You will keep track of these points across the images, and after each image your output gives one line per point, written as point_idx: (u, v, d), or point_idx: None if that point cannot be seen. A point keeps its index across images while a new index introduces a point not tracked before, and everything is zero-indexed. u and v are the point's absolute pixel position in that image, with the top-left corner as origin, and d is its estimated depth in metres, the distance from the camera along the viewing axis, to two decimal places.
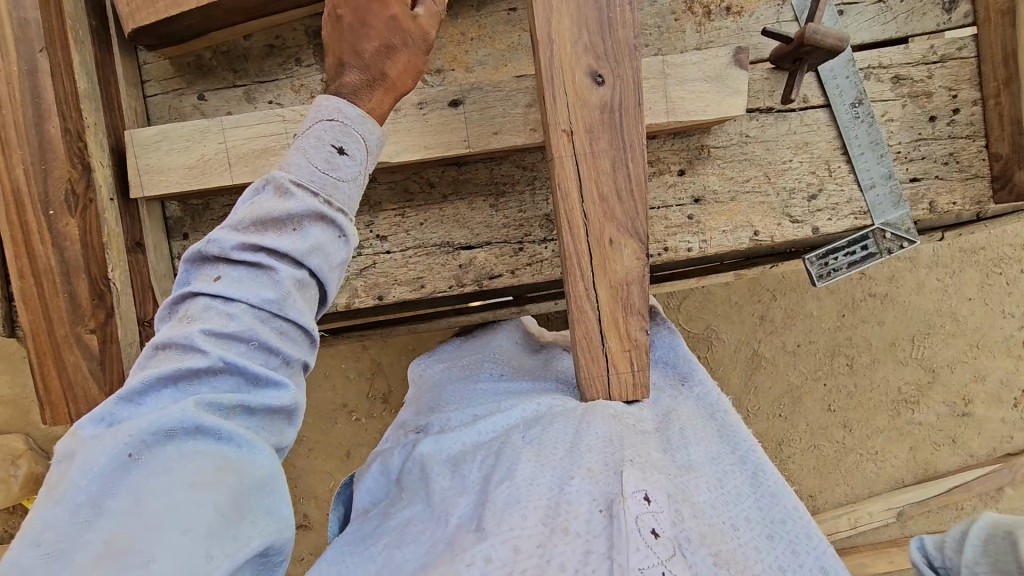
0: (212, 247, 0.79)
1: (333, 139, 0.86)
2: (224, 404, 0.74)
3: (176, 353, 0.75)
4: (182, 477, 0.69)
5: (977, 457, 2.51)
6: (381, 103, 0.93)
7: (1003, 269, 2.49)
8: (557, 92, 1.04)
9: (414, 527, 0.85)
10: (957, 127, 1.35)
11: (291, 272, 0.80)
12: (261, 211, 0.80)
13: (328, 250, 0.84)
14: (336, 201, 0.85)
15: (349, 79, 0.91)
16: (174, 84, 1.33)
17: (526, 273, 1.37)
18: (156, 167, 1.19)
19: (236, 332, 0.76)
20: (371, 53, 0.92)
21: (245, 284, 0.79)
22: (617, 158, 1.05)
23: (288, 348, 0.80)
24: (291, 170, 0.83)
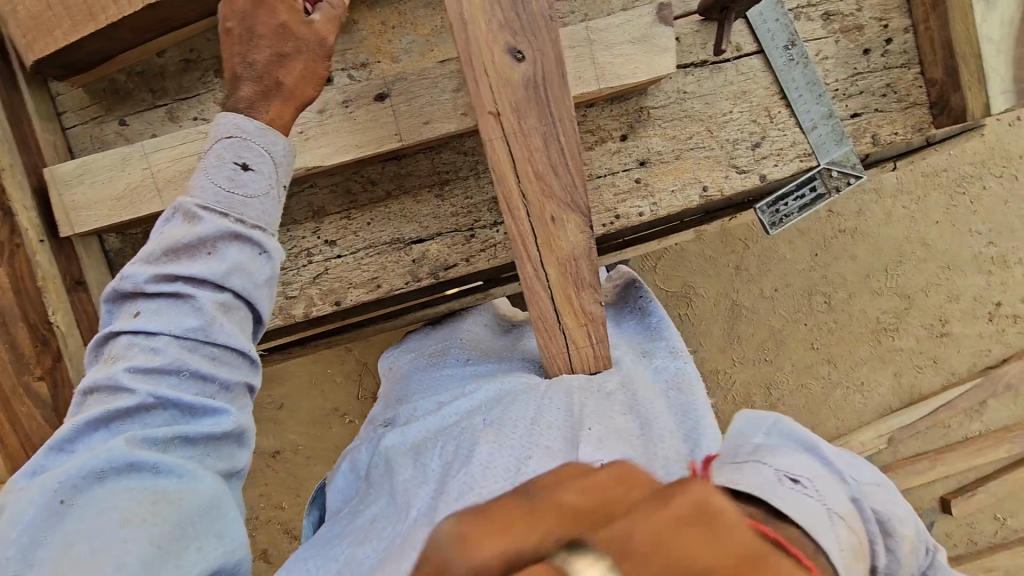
0: (127, 284, 0.79)
1: (235, 156, 0.85)
2: (159, 438, 0.75)
3: (104, 395, 0.76)
4: (115, 515, 0.70)
5: (959, 374, 2.57)
6: (280, 112, 0.90)
7: (966, 188, 2.53)
8: (477, 73, 1.01)
9: (379, 524, 0.84)
10: (891, 56, 1.34)
11: (212, 296, 0.80)
12: (170, 240, 0.80)
13: (250, 269, 0.83)
14: (250, 219, 0.84)
15: (243, 93, 0.88)
16: (91, 113, 1.28)
17: (481, 259, 1.35)
18: (83, 203, 1.15)
19: (162, 365, 0.76)
20: (264, 64, 0.89)
21: (166, 315, 0.78)
22: (548, 134, 1.03)
23: (223, 372, 0.80)
24: (196, 195, 0.83)
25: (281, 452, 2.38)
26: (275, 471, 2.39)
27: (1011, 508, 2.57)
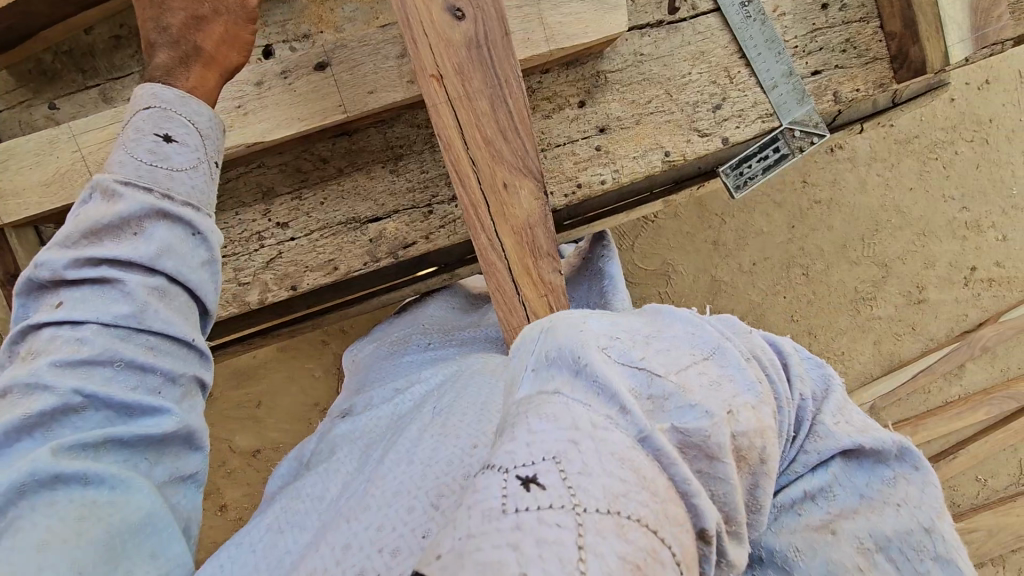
0: (44, 271, 0.72)
1: (155, 128, 0.78)
2: (90, 442, 0.67)
3: (19, 397, 0.67)
4: (31, 538, 0.59)
5: (937, 340, 2.57)
6: (202, 79, 0.84)
7: (938, 154, 2.53)
8: (416, 35, 0.97)
9: (298, 509, 0.79)
10: (849, 11, 1.31)
11: (143, 280, 0.74)
12: (88, 221, 0.73)
13: (182, 251, 0.77)
14: (178, 194, 0.78)
15: (159, 60, 0.82)
16: (18, 97, 1.21)
17: (440, 235, 1.31)
18: (11, 190, 1.09)
19: (91, 356, 0.69)
20: (179, 28, 0.83)
21: (91, 303, 0.72)
22: (495, 96, 0.99)
23: (163, 362, 0.74)
24: (115, 171, 0.75)
25: (262, 450, 2.30)
26: (255, 470, 2.32)
27: (992, 470, 2.58)
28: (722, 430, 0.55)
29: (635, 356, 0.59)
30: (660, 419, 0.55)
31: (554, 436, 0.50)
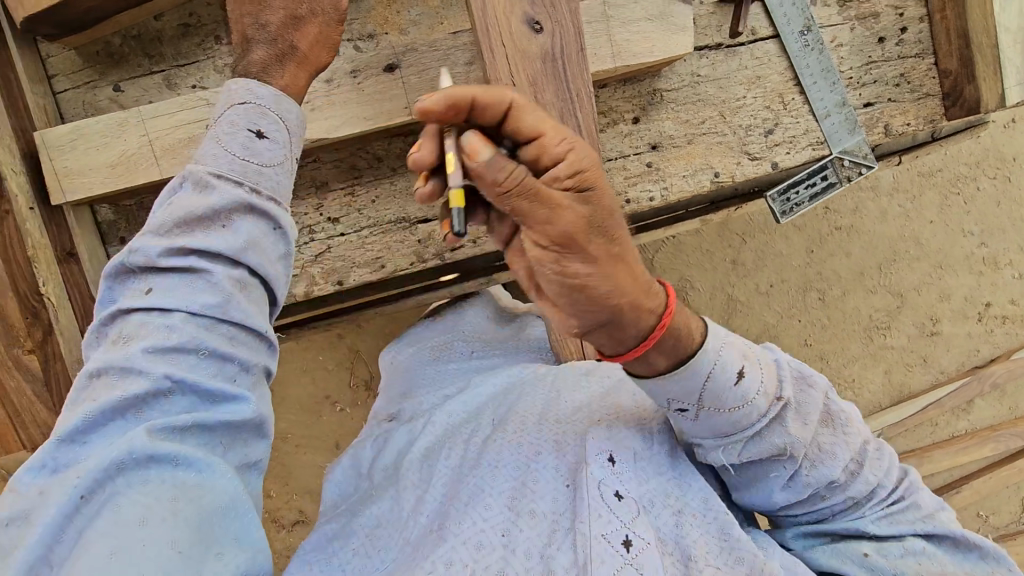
0: (137, 257, 0.75)
1: (249, 124, 0.82)
2: (178, 426, 0.71)
3: (114, 379, 0.71)
4: (134, 514, 0.64)
5: (948, 373, 2.58)
6: (294, 77, 0.88)
7: (960, 189, 2.55)
8: (494, 44, 0.98)
9: (382, 532, 0.86)
10: (905, 46, 1.33)
11: (228, 272, 0.77)
12: (182, 211, 0.76)
13: (264, 246, 0.81)
14: (265, 189, 0.82)
15: (257, 56, 0.86)
16: (84, 77, 1.22)
17: (488, 240, 1.33)
18: (76, 169, 1.10)
19: (181, 344, 0.73)
20: (278, 26, 0.88)
21: (180, 292, 0.75)
22: (566, 110, 1.01)
23: (242, 352, 0.77)
24: (208, 163, 0.79)
25: None
26: None
27: (994, 507, 2.58)
28: (792, 428, 0.81)
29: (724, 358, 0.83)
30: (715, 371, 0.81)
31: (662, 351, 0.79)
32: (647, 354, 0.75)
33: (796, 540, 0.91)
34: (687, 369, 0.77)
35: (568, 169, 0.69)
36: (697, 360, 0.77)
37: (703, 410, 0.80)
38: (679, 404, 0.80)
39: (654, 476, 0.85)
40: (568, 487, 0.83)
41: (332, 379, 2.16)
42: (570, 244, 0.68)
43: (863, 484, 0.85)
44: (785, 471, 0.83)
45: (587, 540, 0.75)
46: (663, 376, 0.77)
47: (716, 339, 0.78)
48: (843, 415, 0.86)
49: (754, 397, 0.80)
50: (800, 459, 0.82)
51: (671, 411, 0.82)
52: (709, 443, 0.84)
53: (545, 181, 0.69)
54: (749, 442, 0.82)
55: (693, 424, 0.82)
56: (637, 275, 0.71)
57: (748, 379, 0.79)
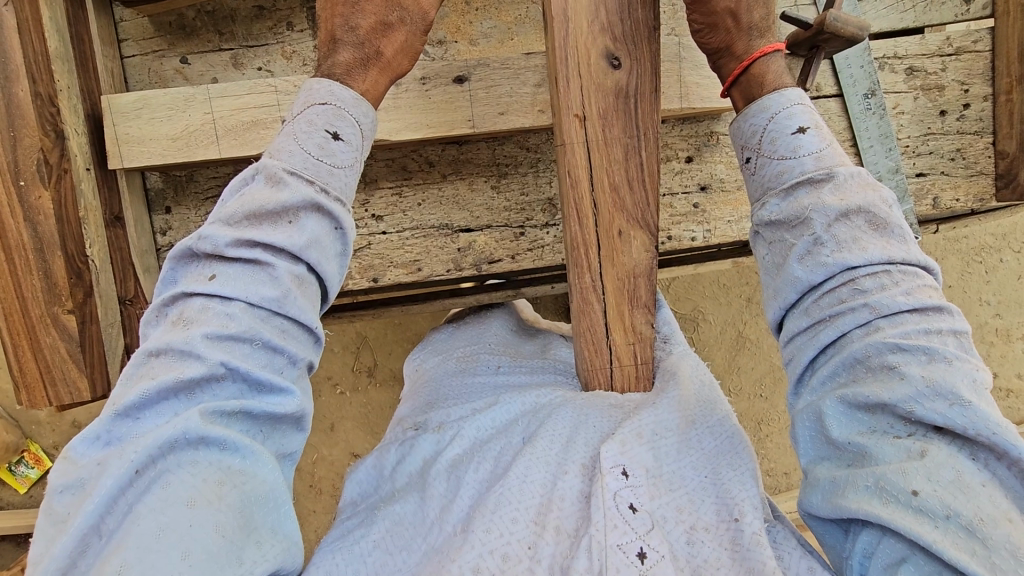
0: (204, 244, 0.76)
1: (326, 124, 0.84)
2: (228, 411, 0.72)
3: (173, 360, 0.72)
4: (182, 494, 0.68)
5: None
6: (375, 82, 0.92)
7: (982, 258, 2.41)
8: (570, 73, 0.99)
9: (403, 532, 0.88)
10: (966, 122, 1.33)
11: (289, 268, 0.78)
12: (253, 203, 0.78)
13: (325, 244, 0.82)
14: (333, 190, 0.83)
15: (342, 58, 0.90)
16: (154, 45, 1.23)
17: (526, 258, 1.33)
18: (138, 137, 1.12)
19: (237, 332, 0.73)
20: (367, 30, 0.91)
21: (241, 281, 0.76)
22: (630, 146, 1.02)
23: (291, 346, 0.78)
24: (283, 159, 0.81)
25: None
26: None
27: None
28: (827, 196, 0.84)
29: (820, 142, 0.89)
30: (791, 139, 0.89)
31: (760, 116, 0.93)
32: (724, 58, 1.01)
33: (832, 418, 0.78)
34: (756, 106, 0.93)
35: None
36: (767, 101, 0.92)
37: (761, 158, 0.92)
38: (748, 152, 0.95)
39: (669, 492, 0.86)
40: (584, 499, 0.85)
41: (336, 363, 2.14)
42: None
43: (892, 300, 0.78)
44: (803, 238, 0.85)
45: (603, 550, 0.77)
46: (743, 114, 0.95)
47: (792, 95, 0.91)
48: (899, 225, 0.83)
49: (803, 154, 0.88)
50: (822, 226, 0.83)
51: (742, 164, 0.97)
52: (755, 204, 0.93)
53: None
54: (780, 196, 0.88)
55: (751, 180, 0.95)
56: (743, 8, 0.97)
57: (807, 138, 0.89)
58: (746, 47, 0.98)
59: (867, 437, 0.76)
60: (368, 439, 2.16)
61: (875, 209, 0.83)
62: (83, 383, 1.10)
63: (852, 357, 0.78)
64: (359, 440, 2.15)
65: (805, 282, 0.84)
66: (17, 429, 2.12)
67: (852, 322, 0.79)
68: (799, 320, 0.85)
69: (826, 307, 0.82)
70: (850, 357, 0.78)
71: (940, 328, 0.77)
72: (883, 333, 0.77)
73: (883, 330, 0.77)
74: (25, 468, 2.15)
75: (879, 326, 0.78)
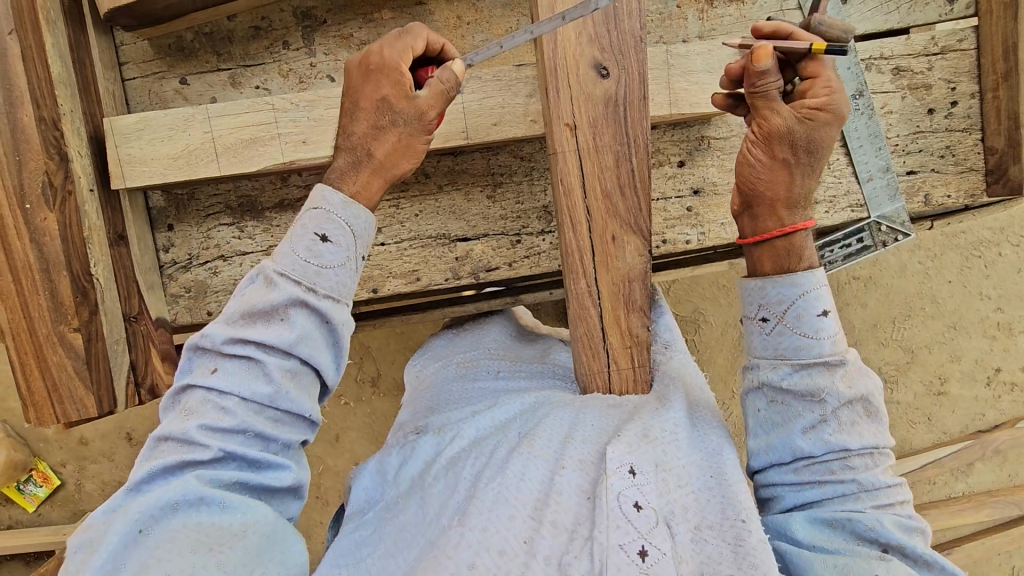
0: (206, 341, 0.81)
1: (316, 226, 0.85)
2: (226, 481, 0.77)
3: (176, 444, 0.78)
4: (186, 543, 0.72)
5: (951, 435, 2.44)
6: (367, 184, 0.92)
7: (982, 252, 2.39)
8: (560, 84, 1.02)
9: (408, 534, 0.89)
10: (954, 119, 1.35)
11: (281, 364, 0.81)
12: (248, 305, 0.81)
13: (318, 339, 0.84)
14: (322, 288, 0.84)
15: (339, 163, 0.93)
16: (153, 67, 1.26)
17: (523, 265, 1.35)
18: (140, 157, 1.14)
19: (231, 425, 0.78)
20: (361, 135, 0.93)
21: (237, 377, 0.80)
22: (621, 152, 1.04)
23: (285, 433, 0.82)
24: (277, 261, 0.83)
25: None
26: None
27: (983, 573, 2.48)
28: (839, 382, 0.88)
29: (836, 327, 0.91)
30: (818, 322, 0.90)
31: (789, 291, 0.91)
32: (761, 208, 0.96)
33: (797, 524, 0.90)
34: (789, 280, 0.91)
35: (811, 108, 0.92)
36: (800, 277, 0.91)
37: (781, 325, 0.92)
38: (764, 313, 0.93)
39: (676, 490, 0.87)
40: (583, 495, 0.86)
41: None
42: (769, 142, 0.94)
43: (873, 478, 0.88)
44: (811, 414, 0.89)
45: (605, 551, 0.78)
46: (770, 278, 0.93)
47: (822, 278, 0.91)
48: (886, 414, 0.91)
49: (823, 337, 0.90)
50: (830, 408, 0.89)
51: (753, 322, 0.95)
52: (764, 363, 0.94)
53: (789, 106, 0.94)
54: (794, 368, 0.90)
55: (760, 338, 0.94)
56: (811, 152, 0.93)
57: (829, 321, 0.90)
58: (787, 209, 0.95)
59: (832, 542, 0.87)
60: (373, 448, 2.17)
61: (872, 398, 0.90)
62: (90, 400, 1.13)
63: (830, 506, 0.88)
64: (364, 449, 2.16)
65: (802, 451, 0.90)
66: (25, 447, 2.14)
67: (835, 488, 0.88)
68: (785, 474, 0.92)
69: (815, 472, 0.90)
70: (832, 508, 0.88)
71: (898, 493, 0.90)
72: (859, 500, 0.88)
73: (860, 499, 0.88)
74: (33, 487, 2.17)
75: (857, 496, 0.88)
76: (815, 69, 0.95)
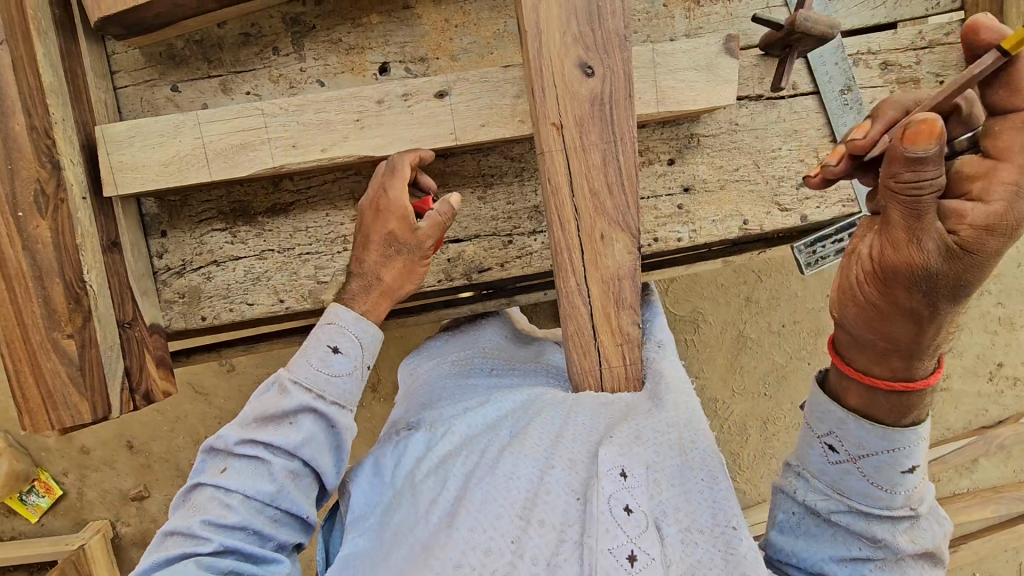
0: (221, 442, 0.92)
1: (329, 340, 0.98)
2: (221, 569, 0.85)
3: (182, 539, 0.87)
4: None
5: (953, 430, 2.42)
6: (376, 303, 1.04)
7: None
8: (546, 84, 1.02)
9: (405, 534, 0.89)
10: None
11: (286, 464, 0.91)
12: (262, 410, 0.92)
13: (321, 440, 0.94)
14: (330, 395, 0.96)
15: (352, 287, 1.04)
16: (145, 75, 1.27)
17: (515, 266, 1.36)
18: (131, 164, 1.15)
19: (234, 522, 0.87)
20: (372, 262, 1.05)
21: (246, 476, 0.90)
22: (608, 151, 1.04)
23: (280, 531, 0.92)
24: (291, 370, 0.95)
25: None
26: None
27: (989, 569, 2.46)
28: (900, 536, 0.87)
29: (915, 481, 0.86)
30: (896, 475, 0.85)
31: (874, 439, 0.85)
32: (865, 358, 0.81)
33: None
34: (878, 431, 0.84)
35: (975, 230, 0.66)
36: (895, 433, 0.83)
37: (852, 466, 0.88)
38: (836, 442, 0.88)
39: (669, 488, 0.87)
40: (572, 493, 0.86)
41: None
42: (892, 280, 0.72)
43: None
44: (860, 551, 0.89)
45: (594, 554, 0.79)
46: (852, 412, 0.86)
47: (923, 434, 0.83)
48: (940, 559, 0.90)
49: (898, 492, 0.86)
50: (882, 553, 0.88)
51: (823, 446, 0.90)
52: (822, 490, 0.91)
53: (933, 233, 0.68)
54: (854, 514, 0.88)
55: (823, 463, 0.91)
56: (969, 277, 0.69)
57: (909, 478, 0.85)
58: (904, 359, 0.79)
59: None
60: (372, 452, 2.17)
61: (932, 547, 0.89)
62: (84, 407, 1.13)
63: None
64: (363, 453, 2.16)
65: None
66: (27, 457, 2.14)
67: None
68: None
69: None
70: None
71: None
72: None
73: None
74: (36, 497, 2.18)
75: None
76: (1007, 145, 0.66)
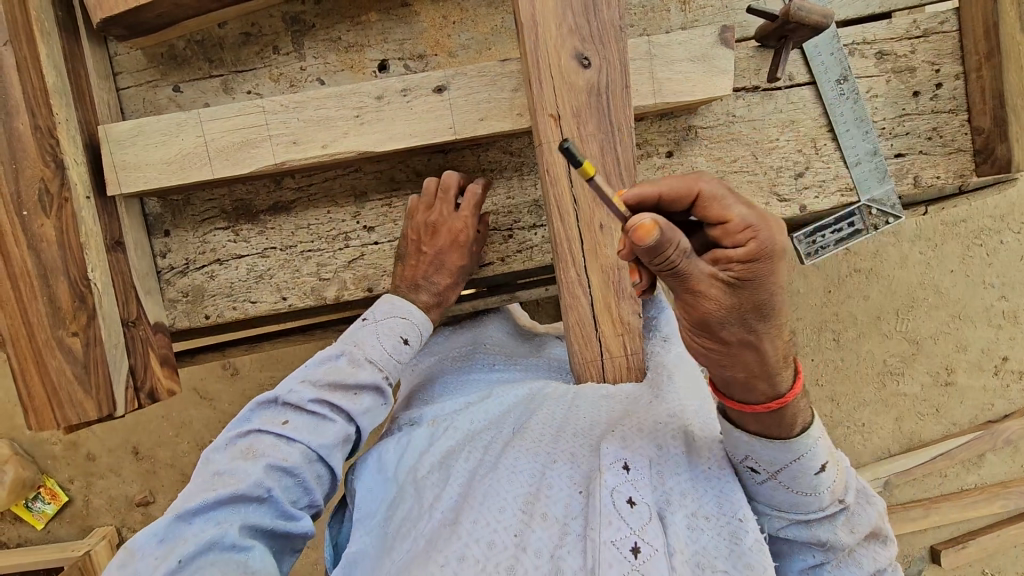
0: (291, 396, 0.95)
1: (401, 332, 1.08)
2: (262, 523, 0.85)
3: (231, 479, 0.86)
4: None
5: (960, 425, 2.40)
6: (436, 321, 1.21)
7: (983, 240, 2.35)
8: (543, 75, 1.03)
9: (406, 529, 0.89)
10: (940, 101, 1.36)
11: (345, 427, 0.97)
12: (336, 376, 0.98)
13: (376, 413, 1.03)
14: (392, 377, 1.06)
15: (422, 300, 1.18)
16: (147, 76, 1.28)
17: (516, 260, 1.37)
18: (135, 163, 1.17)
19: (290, 471, 0.89)
20: (443, 285, 1.21)
21: (310, 430, 0.94)
22: (606, 141, 1.05)
23: (318, 492, 0.94)
24: (367, 347, 1.03)
25: None
26: None
27: (999, 565, 2.43)
28: (841, 534, 0.83)
29: (835, 475, 0.81)
30: (816, 477, 0.80)
31: (777, 451, 0.80)
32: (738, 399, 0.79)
33: None
34: (778, 446, 0.79)
35: (742, 266, 0.69)
36: (795, 442, 0.79)
37: (776, 483, 0.82)
38: (753, 464, 0.82)
39: (671, 478, 0.85)
40: (574, 487, 0.86)
41: None
42: (705, 330, 0.73)
43: None
44: (814, 557, 0.85)
45: (596, 548, 0.77)
46: (755, 435, 0.80)
47: (816, 435, 0.79)
48: (887, 535, 0.87)
49: (822, 494, 0.81)
50: (836, 552, 0.84)
51: (739, 467, 0.85)
52: (761, 507, 0.86)
53: (710, 283, 0.69)
54: (798, 524, 0.84)
55: (751, 485, 0.85)
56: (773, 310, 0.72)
57: (826, 477, 0.80)
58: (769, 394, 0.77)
59: None
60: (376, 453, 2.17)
61: (877, 527, 0.85)
62: (89, 404, 1.14)
63: None
64: None
65: None
66: (33, 464, 2.15)
67: None
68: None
69: None
70: None
71: None
72: None
73: None
74: (42, 504, 2.18)
75: None
76: (720, 212, 0.71)
